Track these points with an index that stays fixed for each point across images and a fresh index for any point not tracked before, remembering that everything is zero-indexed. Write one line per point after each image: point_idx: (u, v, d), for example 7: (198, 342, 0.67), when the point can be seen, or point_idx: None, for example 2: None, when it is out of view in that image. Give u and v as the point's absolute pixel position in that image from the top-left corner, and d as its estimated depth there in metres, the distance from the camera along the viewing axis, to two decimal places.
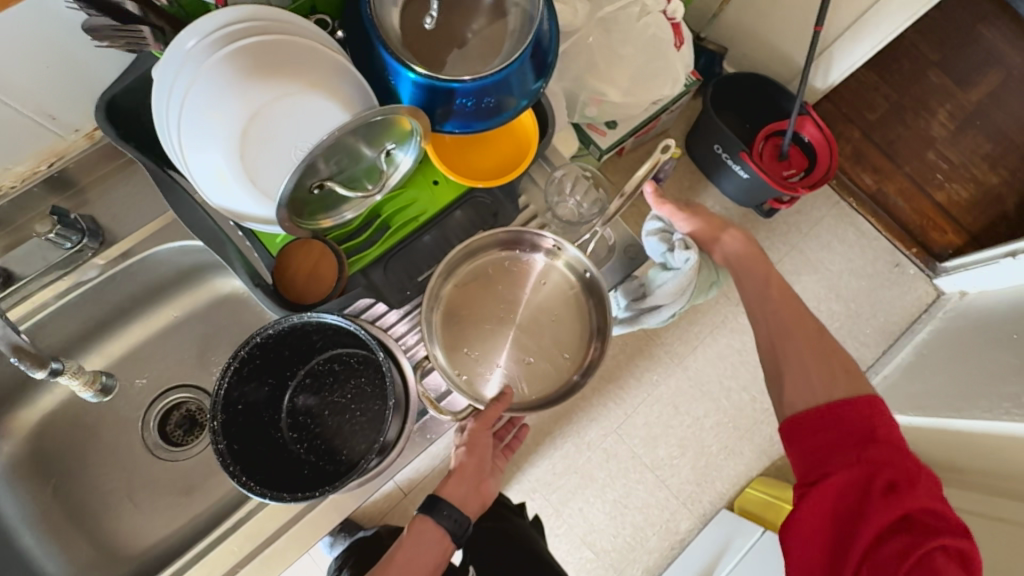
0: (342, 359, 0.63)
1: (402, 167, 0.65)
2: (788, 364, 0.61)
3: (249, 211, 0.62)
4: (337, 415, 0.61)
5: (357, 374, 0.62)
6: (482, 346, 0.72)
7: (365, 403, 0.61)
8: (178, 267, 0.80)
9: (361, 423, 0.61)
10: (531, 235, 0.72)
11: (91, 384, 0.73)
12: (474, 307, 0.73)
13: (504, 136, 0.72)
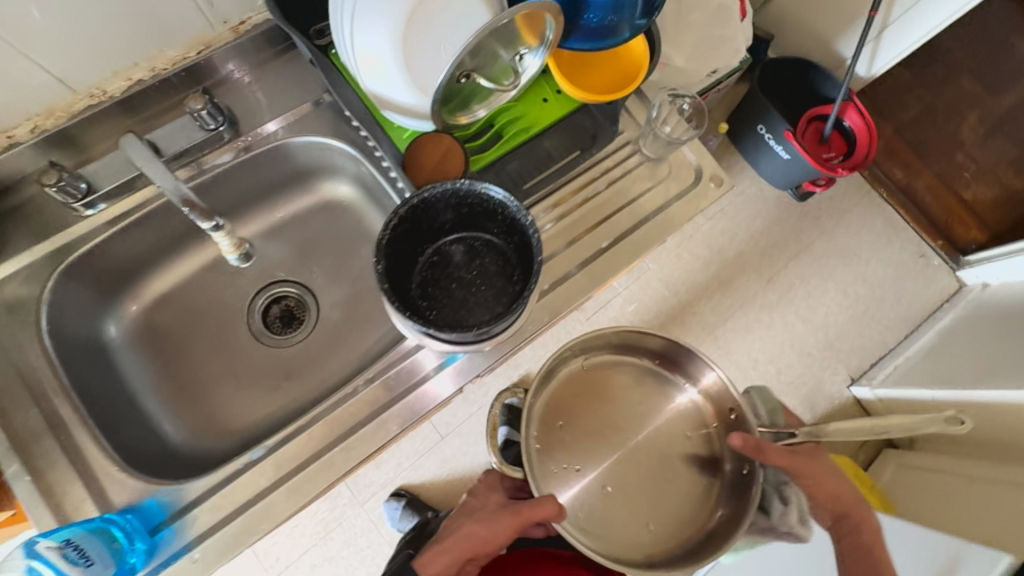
0: (465, 242, 0.69)
1: (530, 72, 0.69)
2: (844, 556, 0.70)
3: (391, 98, 0.68)
4: (464, 288, 0.67)
5: (486, 257, 0.68)
6: (571, 461, 0.72)
7: (490, 278, 0.67)
8: (296, 165, 0.83)
9: (488, 297, 0.66)
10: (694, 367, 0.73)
11: (237, 248, 0.82)
12: (588, 409, 0.74)
13: (610, 64, 0.78)
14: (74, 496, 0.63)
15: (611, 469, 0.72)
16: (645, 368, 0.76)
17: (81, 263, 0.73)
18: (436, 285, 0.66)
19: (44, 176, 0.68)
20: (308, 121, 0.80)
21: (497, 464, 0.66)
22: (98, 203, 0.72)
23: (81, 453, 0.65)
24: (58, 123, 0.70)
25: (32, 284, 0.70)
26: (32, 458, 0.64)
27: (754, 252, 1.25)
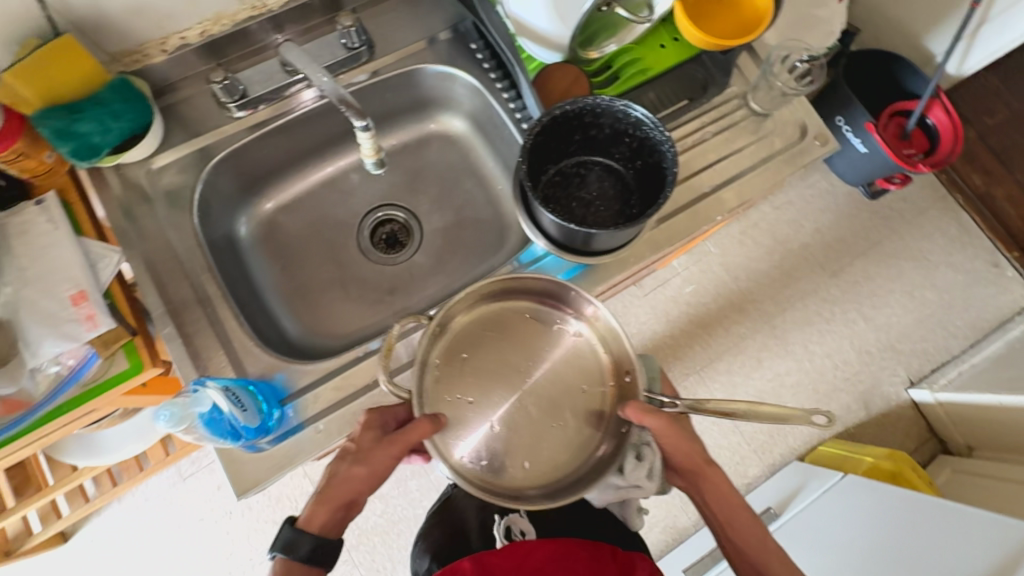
0: (586, 166, 0.74)
1: (660, 8, 0.74)
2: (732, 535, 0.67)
3: (530, 23, 0.73)
4: (583, 207, 0.73)
5: (606, 181, 0.74)
6: (458, 394, 0.66)
7: (608, 201, 0.73)
8: (418, 93, 0.89)
9: (606, 216, 0.73)
10: (576, 298, 0.67)
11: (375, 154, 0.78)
12: (485, 347, 0.68)
13: (732, 12, 0.81)
14: (217, 362, 0.70)
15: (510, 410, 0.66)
16: (536, 311, 0.70)
17: (226, 161, 0.78)
18: (560, 199, 0.72)
19: (212, 75, 0.78)
20: (435, 51, 0.85)
21: (383, 380, 0.60)
22: (248, 108, 0.79)
23: (225, 328, 0.72)
24: (223, 30, 0.77)
25: (187, 174, 0.77)
26: (182, 325, 0.71)
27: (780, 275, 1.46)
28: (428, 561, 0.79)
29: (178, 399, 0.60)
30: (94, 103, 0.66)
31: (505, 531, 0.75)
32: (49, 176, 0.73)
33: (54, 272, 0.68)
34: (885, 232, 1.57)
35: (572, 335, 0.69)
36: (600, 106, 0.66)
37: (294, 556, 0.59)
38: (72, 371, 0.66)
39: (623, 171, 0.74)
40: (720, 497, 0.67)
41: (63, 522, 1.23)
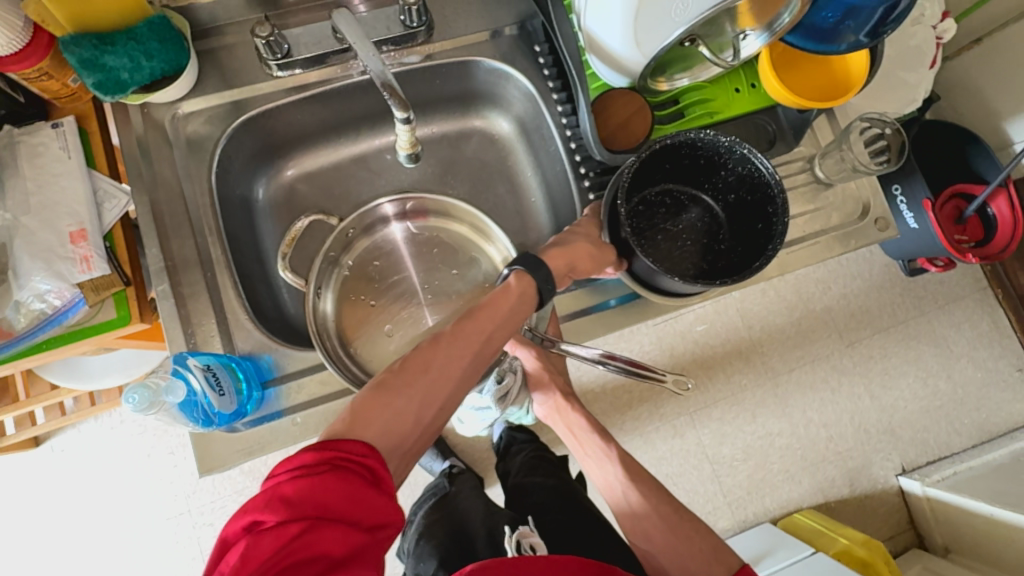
0: (672, 196, 0.74)
1: (746, 52, 0.67)
2: (653, 538, 0.73)
3: (604, 44, 0.66)
4: (670, 239, 0.72)
5: (692, 211, 0.74)
6: (355, 316, 0.76)
7: (696, 234, 0.73)
8: (468, 85, 0.83)
9: (692, 252, 0.72)
10: (373, 211, 0.76)
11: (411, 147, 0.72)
12: (373, 271, 0.79)
13: (820, 72, 0.75)
14: (206, 330, 0.67)
15: (407, 326, 0.78)
16: (396, 232, 0.80)
17: (255, 121, 0.74)
18: (646, 231, 0.71)
19: (256, 27, 0.69)
20: (495, 46, 0.80)
21: (282, 263, 0.67)
22: (290, 69, 0.74)
23: (222, 295, 0.68)
24: None
25: (214, 126, 0.73)
26: (179, 284, 0.68)
27: (784, 338, 1.46)
28: (436, 566, 0.83)
29: (151, 381, 0.56)
30: (128, 37, 0.62)
31: (515, 547, 0.80)
32: (70, 100, 0.69)
33: (57, 203, 0.65)
34: (914, 312, 1.50)
35: (408, 234, 0.80)
36: (704, 137, 0.66)
37: (534, 274, 0.62)
38: (57, 312, 0.64)
39: (706, 203, 0.74)
40: (587, 431, 0.84)
41: (35, 430, 1.23)
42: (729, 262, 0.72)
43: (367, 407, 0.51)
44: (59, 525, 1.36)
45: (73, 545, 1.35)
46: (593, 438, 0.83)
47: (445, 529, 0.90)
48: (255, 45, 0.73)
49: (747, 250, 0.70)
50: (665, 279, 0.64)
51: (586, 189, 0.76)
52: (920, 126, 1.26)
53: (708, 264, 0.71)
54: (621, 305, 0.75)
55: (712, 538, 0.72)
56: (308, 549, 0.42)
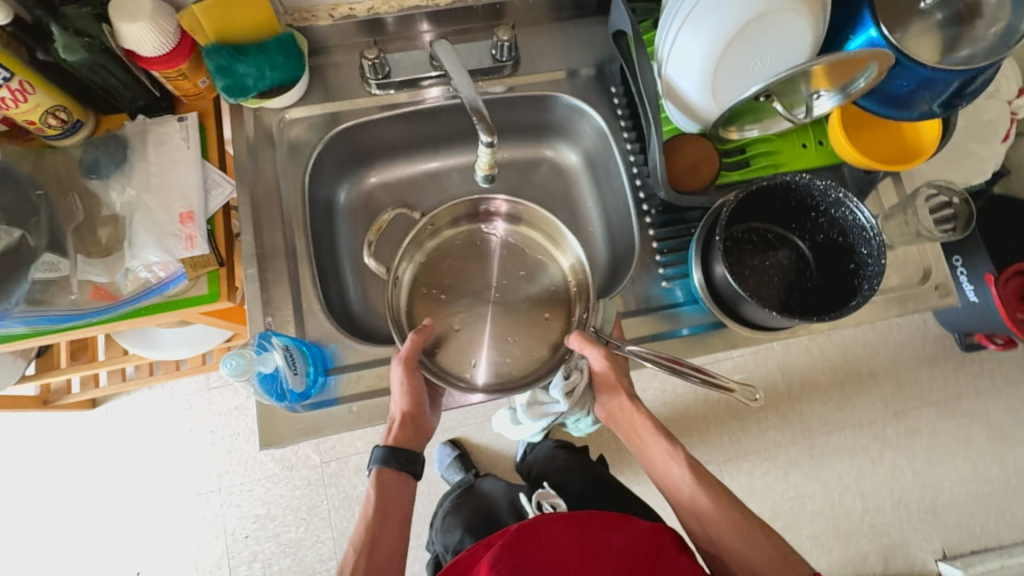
0: (760, 233, 0.70)
1: (817, 111, 0.70)
2: (724, 548, 0.70)
3: (681, 94, 0.70)
4: (757, 276, 0.68)
5: (781, 250, 0.70)
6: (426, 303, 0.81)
7: (782, 272, 0.69)
8: (543, 117, 0.89)
9: (777, 289, 0.68)
10: (486, 202, 0.82)
11: (488, 169, 0.77)
12: (448, 264, 0.83)
13: (889, 136, 0.77)
14: (283, 314, 0.73)
15: (475, 322, 0.81)
16: (480, 230, 0.84)
17: (349, 132, 0.82)
18: (732, 267, 0.68)
19: (366, 50, 0.78)
20: (572, 84, 0.85)
21: (365, 250, 0.75)
22: (386, 89, 0.81)
23: (300, 284, 0.75)
24: (389, 11, 0.80)
25: (314, 133, 0.81)
26: (265, 270, 0.74)
27: (824, 398, 1.42)
28: (461, 535, 0.95)
29: (246, 350, 0.61)
30: (258, 50, 0.70)
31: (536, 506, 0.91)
32: (196, 98, 0.78)
33: (173, 187, 0.73)
34: (968, 389, 1.44)
35: (499, 235, 0.84)
36: (802, 175, 0.63)
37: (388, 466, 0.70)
38: (160, 282, 0.71)
39: (795, 241, 0.70)
40: (651, 433, 0.77)
41: (97, 392, 1.33)
42: (817, 303, 0.67)
43: (394, 423, 0.70)
44: (99, 486, 1.43)
45: (109, 507, 1.42)
46: (657, 440, 0.77)
47: (472, 505, 1.01)
48: (359, 66, 0.81)
49: (839, 292, 0.66)
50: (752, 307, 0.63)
51: (647, 224, 0.80)
52: (988, 200, 1.24)
53: (795, 302, 0.67)
54: (693, 335, 0.78)
55: (782, 546, 0.69)
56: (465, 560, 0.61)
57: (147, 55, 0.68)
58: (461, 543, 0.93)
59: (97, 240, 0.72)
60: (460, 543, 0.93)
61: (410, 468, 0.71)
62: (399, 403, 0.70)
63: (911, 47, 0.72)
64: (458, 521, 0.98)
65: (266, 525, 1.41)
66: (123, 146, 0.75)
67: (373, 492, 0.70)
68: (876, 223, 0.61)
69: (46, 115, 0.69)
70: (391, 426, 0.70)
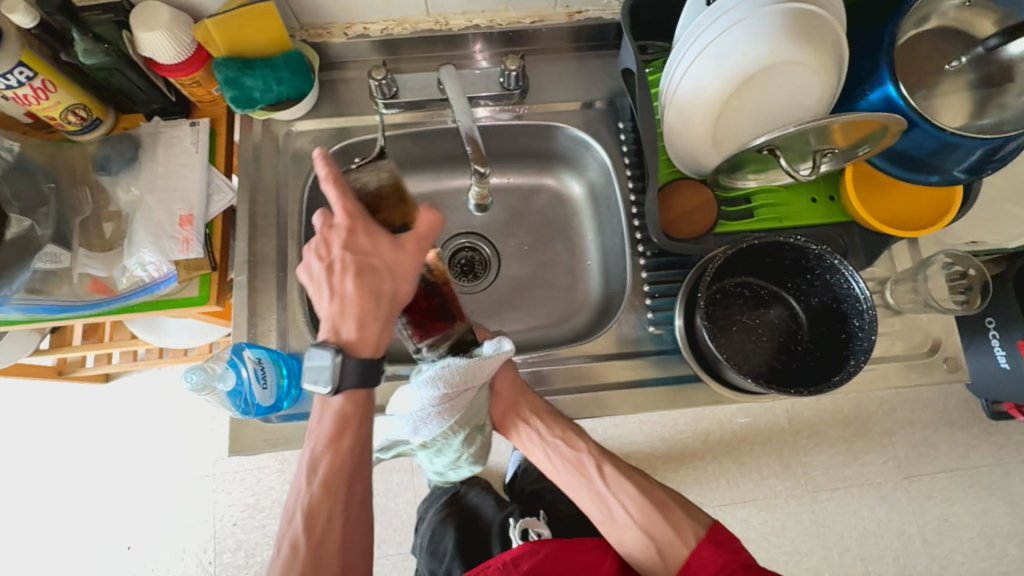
0: (751, 288, 0.67)
1: (824, 168, 0.68)
2: (651, 530, 0.74)
3: (681, 140, 0.68)
4: (744, 332, 0.66)
5: (773, 308, 0.67)
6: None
7: (772, 331, 0.66)
8: (549, 146, 0.88)
9: (766, 350, 0.65)
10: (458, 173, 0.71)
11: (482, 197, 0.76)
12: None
13: (906, 197, 0.73)
14: (267, 323, 0.74)
15: None
16: None
17: (352, 148, 0.83)
18: (717, 322, 0.65)
19: (373, 70, 0.78)
20: (584, 116, 0.84)
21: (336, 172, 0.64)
22: (392, 108, 0.82)
23: (287, 294, 0.76)
24: (402, 32, 0.81)
25: (318, 146, 0.82)
26: (254, 278, 0.75)
27: (833, 454, 1.35)
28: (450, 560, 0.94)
29: (210, 366, 0.64)
30: (267, 65, 0.72)
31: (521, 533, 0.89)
32: (209, 104, 0.81)
33: (176, 189, 0.76)
34: (989, 459, 1.34)
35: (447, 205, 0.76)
36: (800, 236, 0.59)
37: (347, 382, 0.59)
38: (152, 282, 0.72)
39: (789, 300, 0.67)
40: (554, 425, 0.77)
41: (107, 369, 1.38)
42: (807, 368, 0.64)
43: (348, 317, 0.60)
44: (101, 459, 1.48)
45: (108, 480, 1.46)
46: (561, 426, 0.76)
47: (460, 514, 1.02)
48: (369, 84, 0.82)
49: (830, 360, 0.62)
50: (733, 372, 0.60)
51: (640, 265, 0.78)
52: None
53: (782, 366, 0.64)
54: (677, 384, 0.76)
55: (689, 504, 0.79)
56: None
57: (162, 62, 0.70)
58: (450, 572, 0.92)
59: (101, 235, 0.75)
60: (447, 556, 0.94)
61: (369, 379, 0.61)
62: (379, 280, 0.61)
63: (933, 108, 0.69)
64: (448, 529, 0.98)
65: (254, 516, 1.44)
66: (134, 145, 0.77)
67: (322, 434, 0.61)
68: (871, 294, 0.58)
69: (64, 113, 0.73)
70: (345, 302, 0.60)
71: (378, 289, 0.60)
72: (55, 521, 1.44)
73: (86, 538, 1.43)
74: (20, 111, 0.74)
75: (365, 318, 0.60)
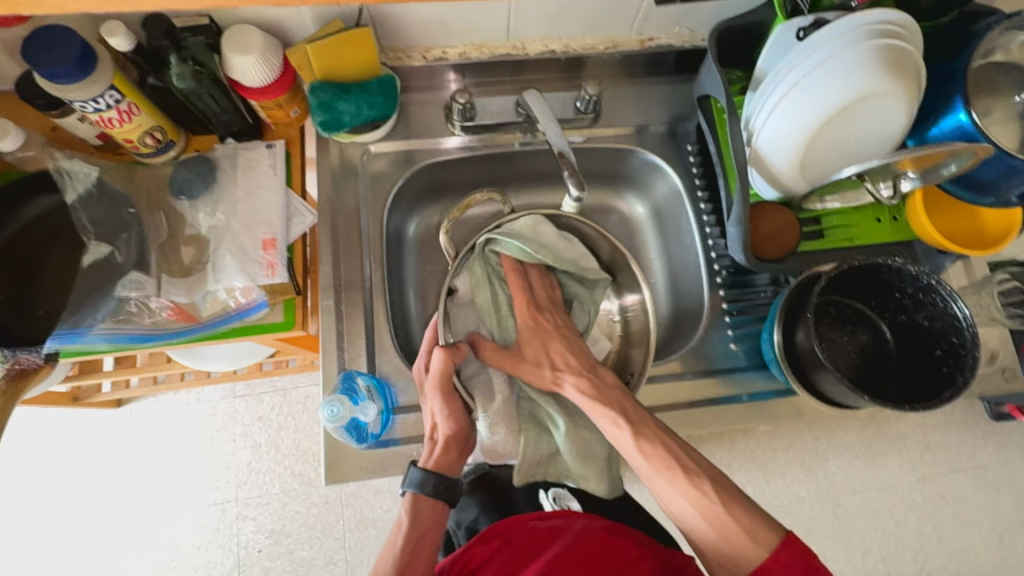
0: (839, 306, 0.70)
1: (901, 191, 0.71)
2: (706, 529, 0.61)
3: (769, 164, 0.71)
4: (835, 350, 0.69)
5: (862, 328, 0.70)
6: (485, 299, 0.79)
7: (863, 349, 0.69)
8: (618, 167, 0.90)
9: (856, 367, 0.68)
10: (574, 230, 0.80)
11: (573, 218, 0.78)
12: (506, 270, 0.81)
13: (966, 218, 0.77)
14: (356, 348, 0.73)
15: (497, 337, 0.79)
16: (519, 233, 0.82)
17: (428, 169, 0.83)
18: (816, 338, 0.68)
19: (458, 93, 0.79)
20: (653, 140, 0.87)
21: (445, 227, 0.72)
22: (467, 131, 0.83)
23: (374, 318, 0.75)
24: (480, 56, 0.82)
25: (394, 168, 0.82)
26: (340, 302, 0.74)
27: (854, 459, 1.39)
28: (476, 513, 0.87)
29: (342, 397, 0.64)
30: (360, 89, 0.72)
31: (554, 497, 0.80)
32: (285, 126, 0.80)
33: (259, 212, 0.74)
34: (997, 458, 1.39)
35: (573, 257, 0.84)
36: (897, 258, 0.63)
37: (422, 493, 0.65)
38: (241, 308, 0.71)
39: (876, 319, 0.70)
40: (598, 395, 0.68)
41: (129, 393, 1.32)
42: (895, 386, 0.67)
43: (438, 441, 0.67)
44: (111, 485, 1.41)
45: (122, 510, 1.39)
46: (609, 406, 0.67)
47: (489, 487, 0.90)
48: (445, 107, 0.83)
49: (921, 378, 0.66)
50: (841, 390, 0.62)
51: (716, 284, 0.81)
52: None
53: (873, 381, 0.67)
54: (753, 401, 0.78)
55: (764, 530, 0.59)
56: (472, 559, 0.65)
57: (251, 85, 0.69)
58: (476, 523, 0.86)
59: (179, 260, 0.73)
60: (477, 523, 0.86)
61: (448, 495, 0.67)
62: (440, 425, 0.67)
63: (996, 133, 0.73)
64: (475, 498, 0.89)
65: (280, 541, 1.39)
66: (212, 167, 0.76)
67: (406, 516, 0.65)
68: (971, 316, 0.61)
69: (144, 135, 0.70)
70: (433, 445, 0.67)
71: (444, 427, 0.66)
72: (67, 555, 1.36)
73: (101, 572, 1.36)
74: (93, 133, 0.72)
75: (447, 456, 0.67)
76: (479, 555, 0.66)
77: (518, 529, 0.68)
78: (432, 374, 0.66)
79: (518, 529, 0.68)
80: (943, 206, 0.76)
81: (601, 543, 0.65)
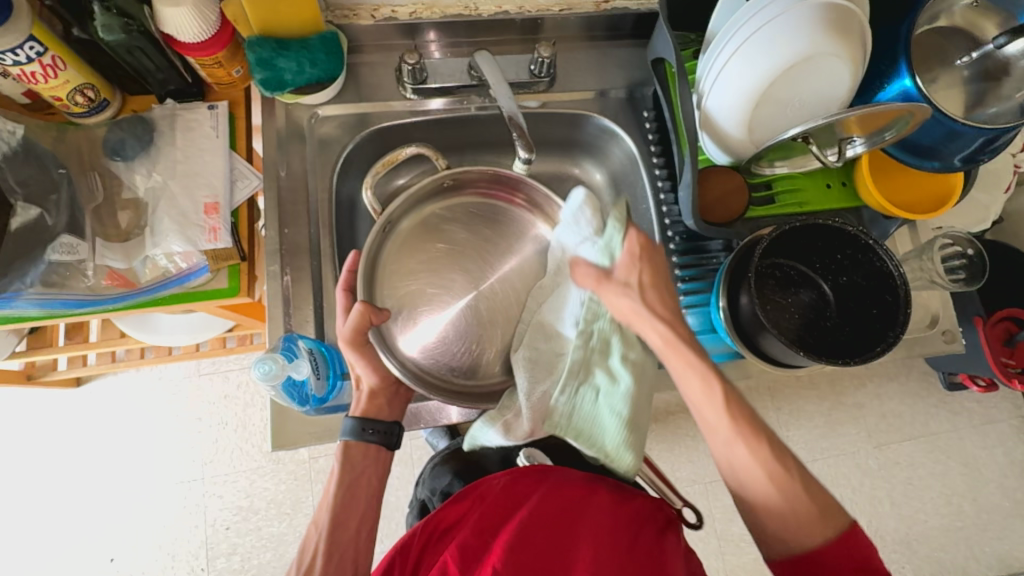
0: (783, 269, 0.71)
1: (848, 155, 0.72)
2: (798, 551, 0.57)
3: (719, 126, 0.71)
4: (777, 312, 0.69)
5: (805, 290, 0.71)
6: (427, 253, 0.82)
7: (806, 311, 0.70)
8: (575, 134, 0.89)
9: (797, 328, 0.69)
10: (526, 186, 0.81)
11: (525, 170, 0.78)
12: (456, 230, 0.84)
13: (913, 185, 0.78)
14: (303, 314, 0.72)
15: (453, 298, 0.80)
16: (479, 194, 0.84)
17: (379, 133, 0.80)
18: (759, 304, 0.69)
19: (406, 54, 0.76)
20: (608, 106, 0.86)
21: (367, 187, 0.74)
22: (420, 94, 0.81)
23: (322, 284, 0.74)
24: (431, 16, 0.79)
25: (343, 131, 0.80)
26: (287, 266, 0.73)
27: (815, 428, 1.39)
28: (450, 478, 0.90)
29: (277, 357, 0.63)
30: (302, 46, 0.70)
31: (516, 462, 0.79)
32: (227, 87, 0.77)
33: (198, 175, 0.72)
34: (948, 426, 1.40)
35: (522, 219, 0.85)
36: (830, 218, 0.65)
37: (359, 443, 0.66)
38: (181, 273, 0.70)
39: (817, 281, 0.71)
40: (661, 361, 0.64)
41: (85, 371, 1.29)
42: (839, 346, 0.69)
43: (365, 391, 0.67)
44: (72, 462, 1.38)
45: (81, 487, 1.37)
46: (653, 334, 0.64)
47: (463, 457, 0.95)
48: (395, 69, 0.81)
49: (859, 334, 0.68)
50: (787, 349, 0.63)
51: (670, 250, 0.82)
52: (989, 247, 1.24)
53: (815, 339, 0.68)
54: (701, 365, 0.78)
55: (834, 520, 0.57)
56: (445, 519, 0.67)
57: (186, 40, 0.65)
58: (450, 487, 0.88)
59: (117, 224, 0.71)
60: (451, 487, 0.88)
61: (385, 439, 0.67)
62: (363, 376, 0.67)
63: (939, 100, 0.74)
64: (447, 466, 0.92)
65: (247, 518, 1.38)
66: (148, 129, 0.73)
67: (339, 466, 0.65)
68: (903, 272, 0.65)
69: (73, 93, 0.67)
70: (358, 396, 0.67)
71: (370, 377, 0.66)
72: (27, 534, 1.34)
73: (62, 550, 1.34)
74: (19, 91, 0.68)
75: (380, 408, 0.67)
76: (452, 515, 0.67)
77: (489, 486, 0.69)
78: (347, 330, 0.64)
79: (489, 493, 0.67)
80: (889, 173, 0.77)
81: (578, 495, 0.67)
